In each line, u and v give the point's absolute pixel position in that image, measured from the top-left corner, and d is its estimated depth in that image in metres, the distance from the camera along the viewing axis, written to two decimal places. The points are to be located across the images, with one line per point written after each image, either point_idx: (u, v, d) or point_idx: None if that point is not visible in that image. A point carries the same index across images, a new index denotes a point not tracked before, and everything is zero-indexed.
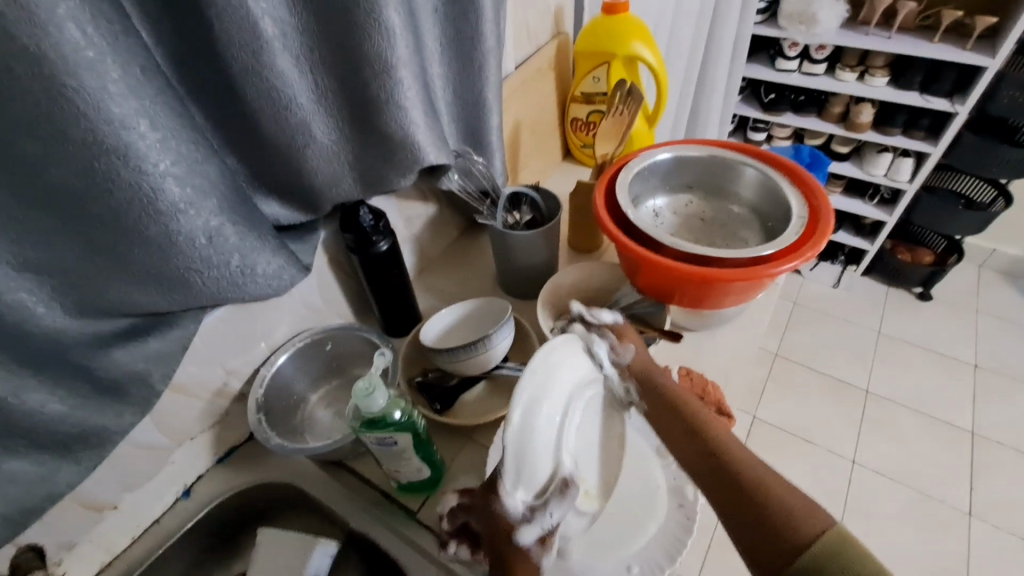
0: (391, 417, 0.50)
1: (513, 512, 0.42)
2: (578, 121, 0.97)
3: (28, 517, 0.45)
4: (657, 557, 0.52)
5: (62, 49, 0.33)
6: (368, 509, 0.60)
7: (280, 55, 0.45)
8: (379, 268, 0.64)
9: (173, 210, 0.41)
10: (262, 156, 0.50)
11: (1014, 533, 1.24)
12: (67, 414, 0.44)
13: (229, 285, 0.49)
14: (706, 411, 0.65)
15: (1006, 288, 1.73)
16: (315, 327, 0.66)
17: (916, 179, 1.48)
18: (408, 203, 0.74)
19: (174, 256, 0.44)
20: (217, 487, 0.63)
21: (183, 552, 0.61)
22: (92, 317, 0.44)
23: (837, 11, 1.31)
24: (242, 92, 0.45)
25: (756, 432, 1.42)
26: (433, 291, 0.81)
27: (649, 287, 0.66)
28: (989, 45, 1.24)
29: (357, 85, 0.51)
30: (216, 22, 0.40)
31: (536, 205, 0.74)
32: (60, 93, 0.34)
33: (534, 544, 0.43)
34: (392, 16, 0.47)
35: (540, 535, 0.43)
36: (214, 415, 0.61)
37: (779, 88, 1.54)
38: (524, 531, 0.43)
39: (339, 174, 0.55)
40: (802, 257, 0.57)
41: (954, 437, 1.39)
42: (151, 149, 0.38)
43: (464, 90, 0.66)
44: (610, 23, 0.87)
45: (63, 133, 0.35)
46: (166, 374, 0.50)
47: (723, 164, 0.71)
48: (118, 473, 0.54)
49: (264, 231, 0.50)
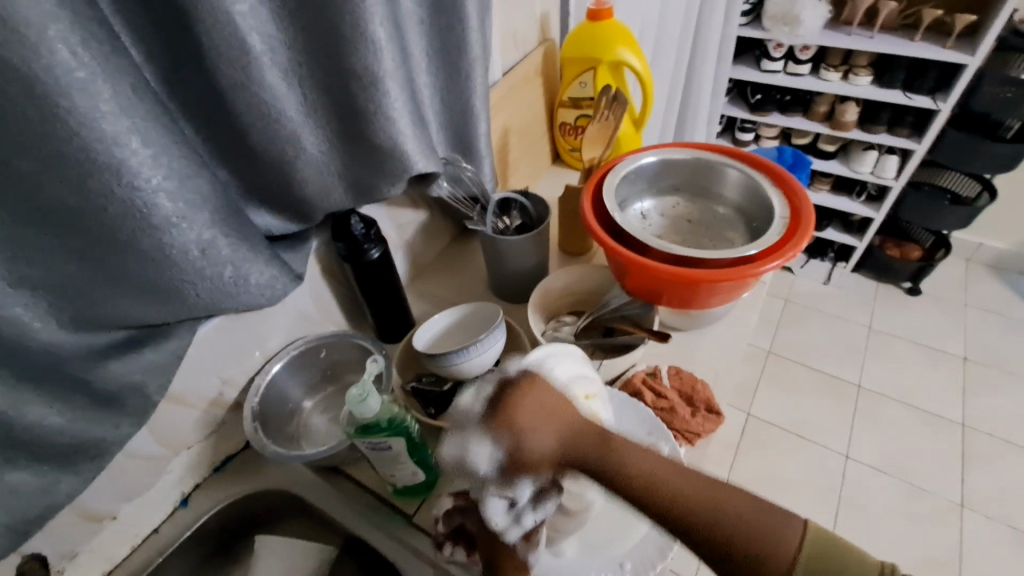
0: (384, 422, 0.51)
1: (497, 520, 0.44)
2: (567, 125, 0.99)
3: (28, 530, 0.46)
4: (649, 553, 0.53)
5: (55, 70, 0.33)
6: (365, 514, 0.60)
7: (268, 69, 0.45)
8: (372, 276, 0.65)
9: (167, 225, 0.42)
10: (254, 168, 0.51)
11: (1005, 522, 1.26)
12: (66, 426, 0.45)
13: (222, 295, 0.49)
14: (695, 409, 0.66)
15: (993, 281, 1.76)
16: (309, 334, 0.67)
17: (902, 176, 1.50)
18: (399, 210, 0.75)
19: (168, 269, 0.44)
20: (215, 494, 0.64)
21: (183, 561, 0.61)
22: (88, 330, 0.45)
23: (819, 12, 1.33)
24: (231, 107, 0.45)
25: (750, 429, 1.44)
26: (426, 297, 0.82)
27: (638, 288, 0.67)
28: (969, 42, 1.27)
29: (345, 96, 0.52)
30: (205, 39, 0.41)
31: (525, 209, 0.75)
32: (52, 113, 0.34)
33: (520, 541, 0.47)
34: (379, 29, 0.48)
35: (524, 533, 0.46)
36: (211, 424, 0.61)
37: (765, 88, 1.56)
38: (506, 532, 0.45)
39: (330, 184, 0.56)
40: (785, 256, 0.58)
41: (945, 430, 1.41)
42: (144, 165, 0.39)
43: (452, 98, 0.67)
44: (595, 30, 0.88)
45: (55, 151, 0.36)
46: (162, 385, 0.51)
47: (708, 166, 0.72)
48: (117, 483, 0.55)
49: (256, 242, 0.51)
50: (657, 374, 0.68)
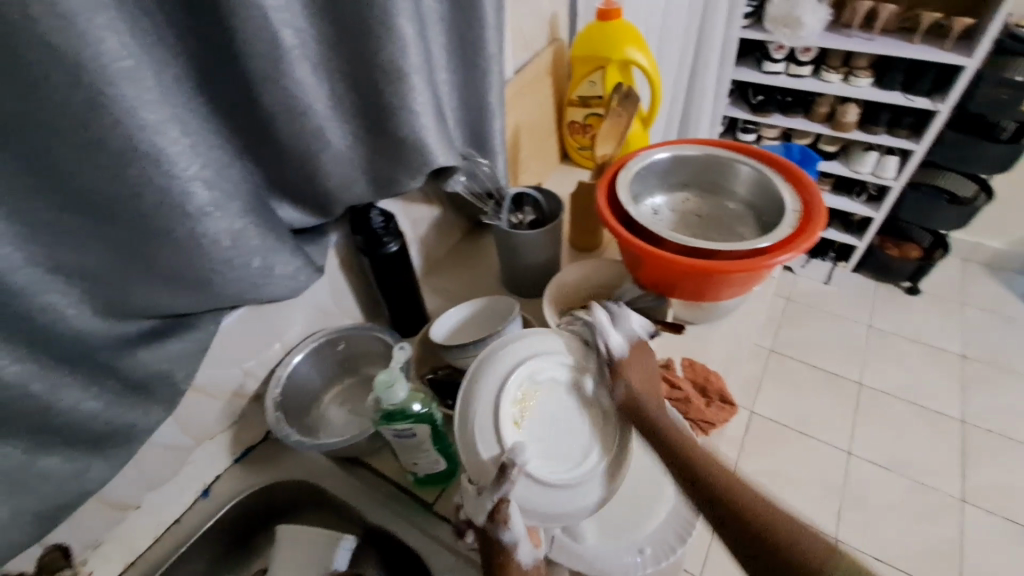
0: (411, 409, 0.53)
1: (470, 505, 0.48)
2: (575, 124, 1.00)
3: (59, 516, 0.46)
4: (668, 540, 0.54)
5: (102, 59, 0.35)
6: (386, 504, 0.61)
7: (298, 63, 0.46)
8: (389, 269, 0.66)
9: (200, 213, 0.43)
10: (280, 161, 0.52)
11: (1007, 517, 1.27)
12: (99, 413, 0.46)
13: (249, 286, 0.50)
14: (709, 400, 0.68)
15: (991, 280, 1.78)
16: (328, 327, 0.68)
17: (902, 176, 1.52)
18: (414, 206, 0.76)
19: (199, 258, 0.45)
20: (235, 486, 0.64)
21: (204, 551, 0.62)
22: (120, 318, 0.45)
23: (820, 14, 1.35)
24: (262, 100, 0.46)
25: (754, 426, 1.45)
26: (439, 292, 0.83)
27: (651, 280, 0.68)
28: (967, 44, 1.29)
29: (370, 90, 0.53)
30: (240, 33, 0.42)
31: (539, 205, 0.77)
32: (98, 101, 0.35)
33: (490, 521, 0.47)
34: (405, 25, 0.49)
35: (488, 513, 0.46)
36: (232, 415, 0.62)
37: (766, 90, 1.58)
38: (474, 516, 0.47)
39: (351, 178, 0.57)
40: (795, 249, 0.60)
41: (946, 426, 1.43)
42: (181, 154, 0.40)
43: (468, 94, 0.68)
44: (604, 29, 0.90)
45: (99, 140, 0.37)
46: (189, 374, 0.52)
47: (718, 162, 0.73)
48: (141, 473, 0.55)
49: (282, 234, 0.52)
50: (671, 366, 0.70)
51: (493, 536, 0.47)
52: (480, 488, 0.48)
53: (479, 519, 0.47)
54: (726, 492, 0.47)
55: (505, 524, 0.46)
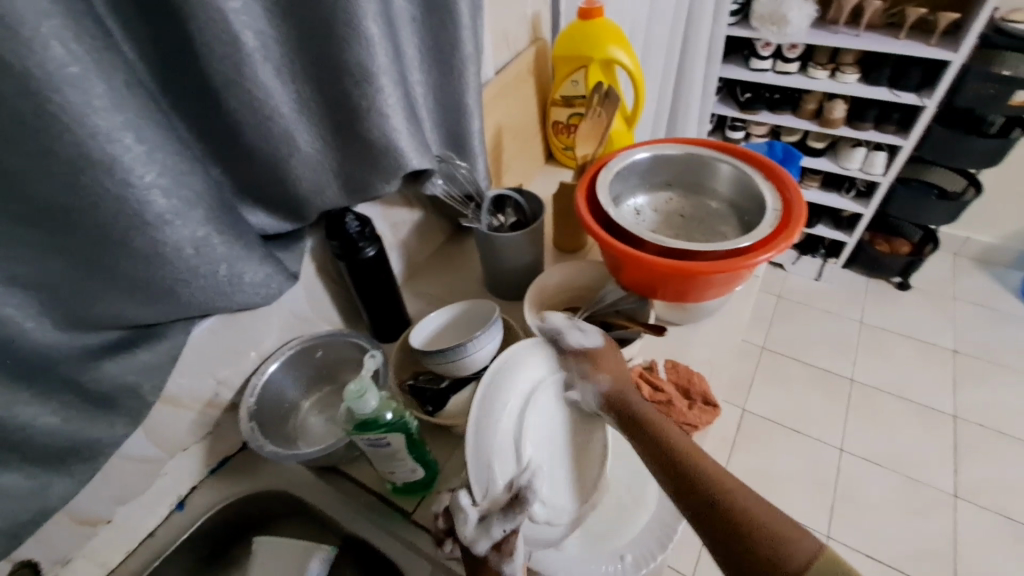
0: (382, 419, 0.51)
1: (473, 537, 0.45)
2: (559, 124, 0.99)
3: (23, 532, 0.45)
4: (650, 547, 0.53)
5: (47, 66, 0.33)
6: (364, 513, 0.60)
7: (261, 66, 0.45)
8: (368, 274, 0.65)
9: (160, 221, 0.42)
10: (249, 167, 0.51)
11: (998, 511, 1.27)
12: (60, 428, 0.45)
13: (217, 294, 0.49)
14: (692, 402, 0.66)
15: (979, 274, 1.78)
16: (305, 334, 0.67)
17: (890, 171, 1.51)
18: (394, 209, 0.75)
19: (162, 267, 0.44)
20: (210, 498, 0.63)
21: (179, 564, 0.61)
22: (82, 330, 0.44)
23: (806, 11, 1.34)
24: (225, 105, 0.45)
25: (745, 424, 1.45)
26: (421, 296, 0.82)
27: (633, 283, 0.67)
28: (953, 39, 1.29)
29: (338, 93, 0.52)
30: (199, 36, 0.41)
31: (520, 207, 0.76)
32: (45, 109, 0.34)
33: (490, 550, 0.45)
34: (372, 26, 0.48)
35: (494, 543, 0.45)
36: (206, 426, 0.61)
37: (755, 88, 1.59)
38: (474, 542, 0.45)
39: (324, 183, 0.56)
40: (777, 248, 0.59)
41: (937, 421, 1.43)
42: (138, 161, 0.39)
43: (445, 95, 0.67)
44: (587, 28, 0.89)
45: (50, 149, 0.36)
46: (156, 386, 0.50)
47: (700, 161, 0.73)
48: (111, 487, 0.54)
49: (251, 240, 0.51)
50: (654, 368, 0.69)
51: (491, 566, 0.45)
52: (488, 512, 0.46)
53: (480, 547, 0.44)
54: (724, 499, 0.42)
55: (510, 555, 0.45)
